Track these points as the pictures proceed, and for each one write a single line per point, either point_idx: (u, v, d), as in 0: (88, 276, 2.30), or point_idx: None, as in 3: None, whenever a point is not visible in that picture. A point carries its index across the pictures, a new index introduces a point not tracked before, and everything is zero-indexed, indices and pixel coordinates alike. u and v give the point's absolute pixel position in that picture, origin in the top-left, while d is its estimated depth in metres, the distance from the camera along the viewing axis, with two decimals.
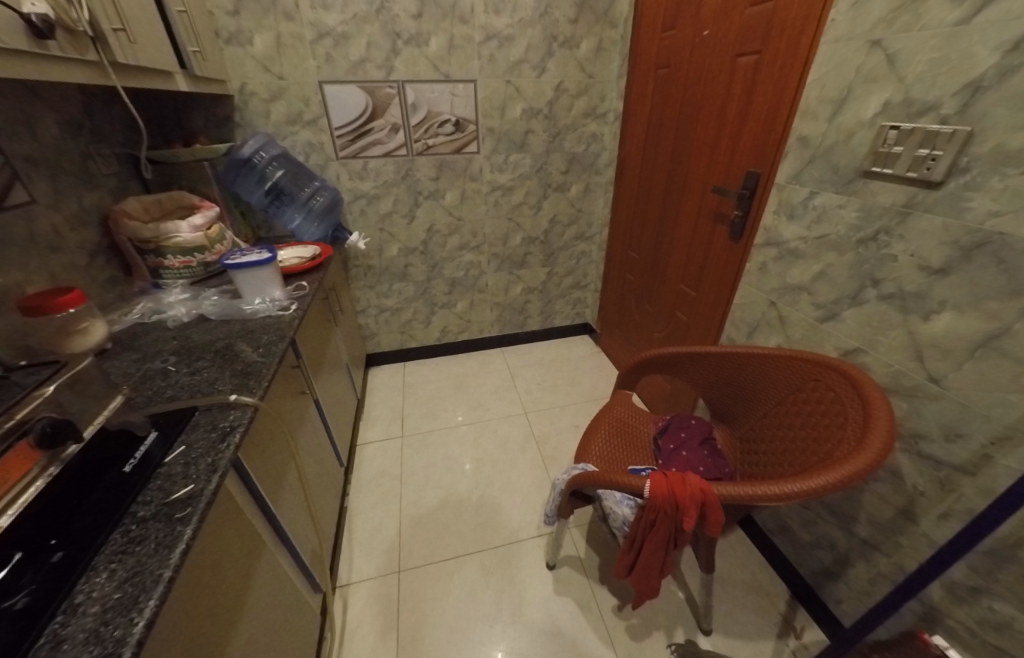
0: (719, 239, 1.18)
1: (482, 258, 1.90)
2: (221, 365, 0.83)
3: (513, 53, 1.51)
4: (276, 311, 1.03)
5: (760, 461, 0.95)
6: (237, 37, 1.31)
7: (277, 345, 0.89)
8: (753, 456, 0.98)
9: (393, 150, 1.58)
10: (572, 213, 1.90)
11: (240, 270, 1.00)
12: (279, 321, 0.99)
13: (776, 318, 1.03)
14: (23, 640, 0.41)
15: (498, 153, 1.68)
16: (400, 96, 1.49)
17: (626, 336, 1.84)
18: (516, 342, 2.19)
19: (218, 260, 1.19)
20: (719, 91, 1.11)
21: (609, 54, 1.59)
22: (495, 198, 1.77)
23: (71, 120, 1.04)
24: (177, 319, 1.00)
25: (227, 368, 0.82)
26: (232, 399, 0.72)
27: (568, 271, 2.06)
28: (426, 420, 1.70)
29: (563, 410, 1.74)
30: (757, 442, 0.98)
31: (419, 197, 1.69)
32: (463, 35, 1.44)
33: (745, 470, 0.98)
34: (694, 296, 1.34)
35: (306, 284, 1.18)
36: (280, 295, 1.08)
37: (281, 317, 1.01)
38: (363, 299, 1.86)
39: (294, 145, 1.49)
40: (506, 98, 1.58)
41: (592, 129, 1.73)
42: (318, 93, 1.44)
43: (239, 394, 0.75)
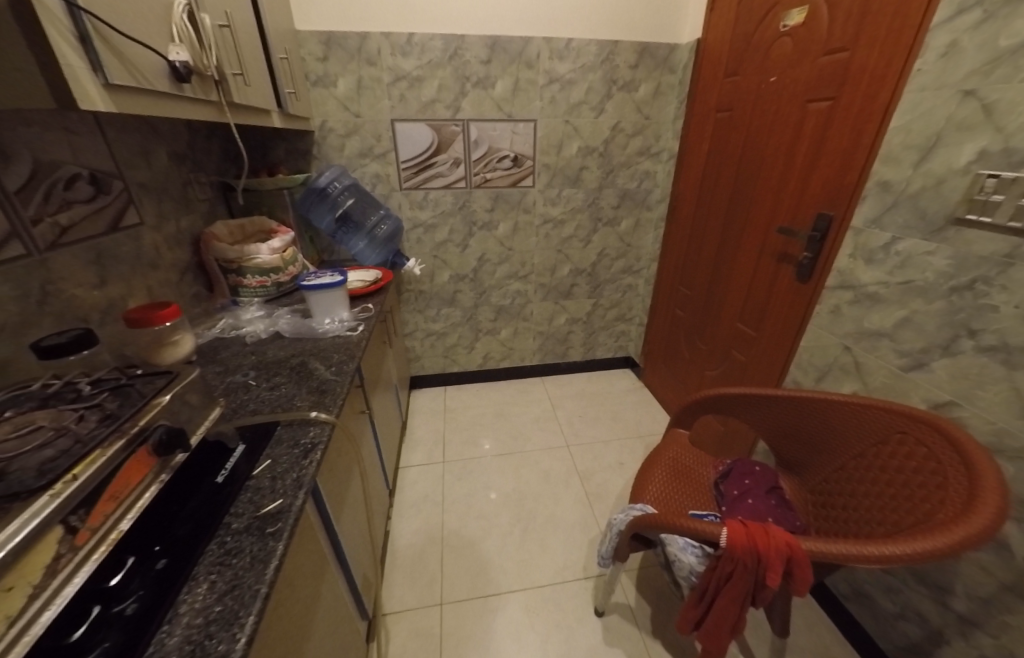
0: (784, 280, 1.16)
1: (529, 287, 1.93)
2: (297, 381, 0.83)
3: (574, 95, 1.58)
4: (344, 331, 1.06)
5: (840, 516, 0.87)
6: (323, 80, 1.44)
7: (349, 364, 0.90)
8: (835, 509, 0.90)
9: (453, 183, 1.66)
10: (621, 247, 1.92)
11: (314, 291, 1.05)
12: (347, 340, 1.02)
13: (851, 363, 0.98)
14: (131, 652, 0.40)
15: (552, 188, 1.73)
16: (464, 134, 1.59)
17: (675, 374, 1.79)
18: (557, 372, 2.18)
19: (290, 280, 1.26)
20: (787, 135, 1.12)
21: (667, 97, 1.65)
22: (546, 231, 1.82)
23: (178, 151, 1.16)
24: (255, 336, 1.03)
25: (303, 385, 0.82)
26: (313, 415, 0.71)
27: (614, 304, 2.06)
28: (467, 446, 1.69)
29: (607, 445, 1.69)
30: (838, 495, 0.90)
31: (473, 227, 1.75)
32: (528, 79, 1.53)
33: (824, 524, 0.90)
34: (754, 337, 1.30)
35: (371, 306, 1.22)
36: (348, 316, 1.12)
37: (349, 336, 1.04)
38: (411, 322, 1.91)
39: (363, 176, 1.60)
40: (564, 136, 1.65)
41: (645, 167, 1.76)
42: (389, 130, 1.54)
43: (318, 411, 0.74)
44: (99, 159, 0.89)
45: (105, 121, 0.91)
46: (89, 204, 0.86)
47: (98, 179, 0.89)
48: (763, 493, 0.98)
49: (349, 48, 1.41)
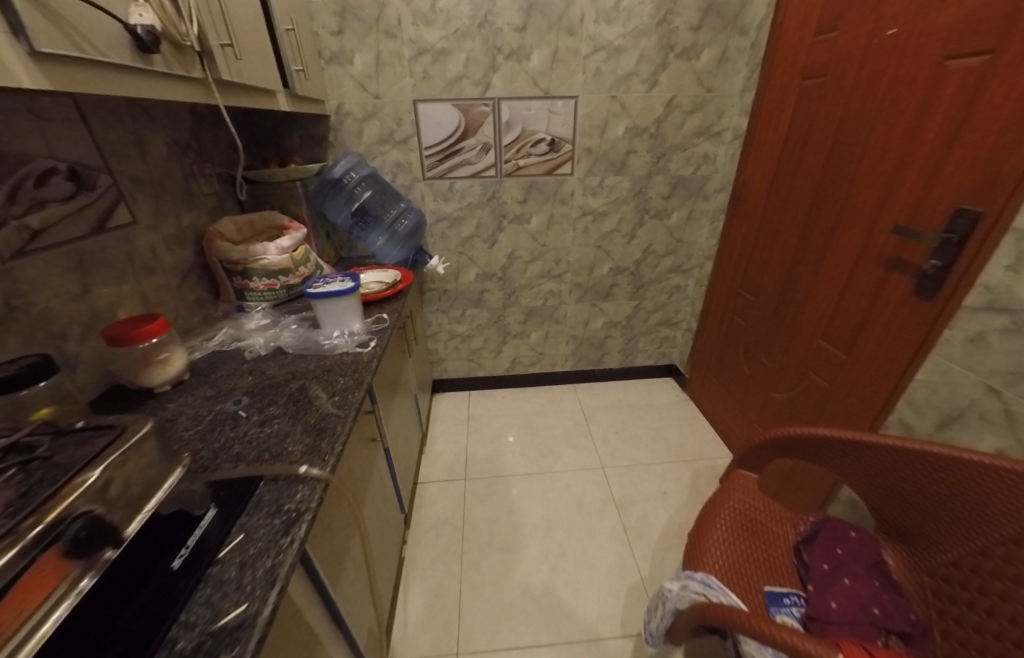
0: (894, 293, 0.92)
1: (563, 287, 1.74)
2: (292, 416, 0.69)
3: (622, 66, 1.36)
4: (354, 347, 0.91)
5: (987, 624, 0.66)
6: (339, 57, 1.30)
7: (354, 392, 0.75)
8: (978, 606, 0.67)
9: (481, 171, 1.48)
10: (670, 243, 1.69)
11: (321, 300, 0.92)
12: (357, 357, 0.87)
13: (999, 411, 0.74)
14: None
15: (593, 175, 1.53)
16: (494, 114, 1.40)
17: (731, 391, 1.57)
18: (591, 379, 1.99)
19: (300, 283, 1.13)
20: (907, 106, 0.87)
21: (734, 65, 1.40)
22: (584, 224, 1.61)
23: (179, 140, 1.04)
24: (255, 350, 0.91)
25: (298, 421, 0.68)
26: (302, 471, 0.56)
27: (658, 306, 1.84)
28: (492, 462, 1.55)
29: (648, 469, 1.50)
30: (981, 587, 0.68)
31: (503, 221, 1.58)
32: (569, 47, 1.32)
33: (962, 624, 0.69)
34: (843, 359, 1.07)
35: (386, 316, 1.07)
36: (361, 326, 0.98)
37: (359, 354, 0.89)
38: (434, 324, 1.78)
39: (383, 165, 1.45)
40: (609, 115, 1.43)
41: (703, 149, 1.52)
42: (411, 112, 1.38)
43: (310, 464, 0.59)
44: (80, 151, 0.77)
45: (89, 107, 0.79)
46: (68, 203, 0.74)
47: (80, 174, 0.77)
48: (863, 571, 0.78)
49: (366, 18, 1.25)
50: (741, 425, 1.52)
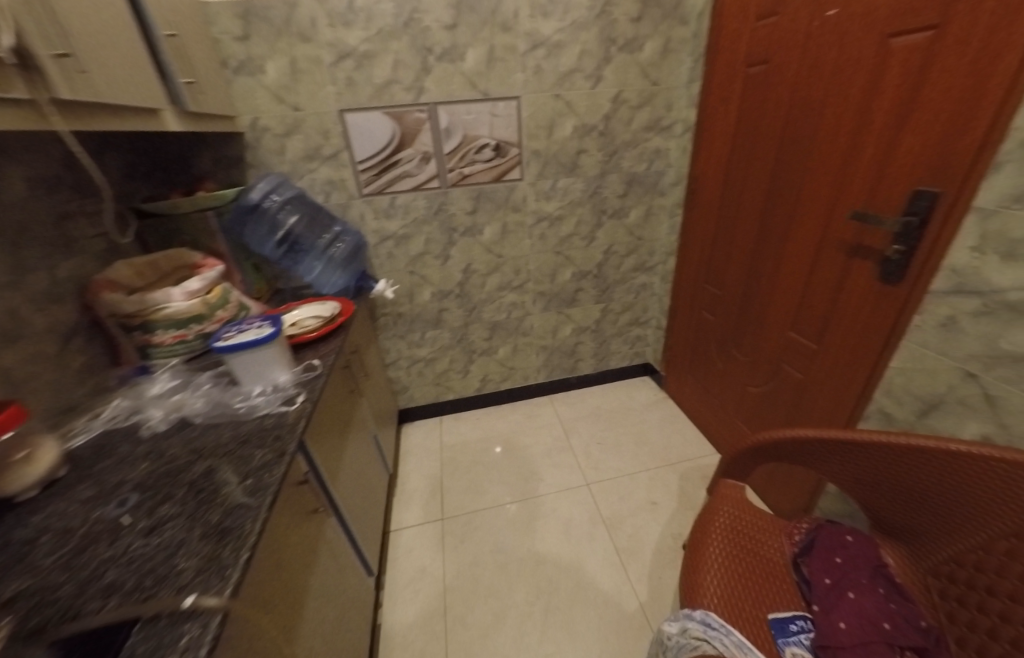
0: (857, 280, 0.87)
1: (526, 297, 1.66)
2: (190, 517, 0.59)
3: (563, 62, 1.29)
4: (278, 406, 0.82)
5: (1002, 631, 0.59)
6: (247, 66, 1.14)
7: (272, 470, 0.66)
8: (986, 622, 0.61)
9: (424, 183, 1.37)
10: (631, 242, 1.64)
11: (236, 354, 0.83)
12: (280, 420, 0.78)
13: (979, 397, 0.69)
14: None
15: (544, 179, 1.45)
16: (432, 121, 1.29)
17: (710, 388, 1.52)
18: (566, 388, 1.92)
19: (219, 329, 0.99)
20: (856, 84, 0.82)
21: (678, 55, 1.36)
22: (541, 231, 1.53)
23: (46, 175, 0.86)
24: (153, 427, 0.79)
25: (197, 524, 0.58)
26: (189, 605, 0.46)
27: (626, 307, 1.79)
28: (470, 496, 1.45)
29: (633, 479, 1.44)
30: (986, 599, 0.62)
31: (454, 234, 1.47)
32: (506, 45, 1.24)
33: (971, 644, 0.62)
34: (815, 350, 1.02)
35: (318, 361, 0.97)
36: (288, 375, 0.90)
37: (284, 414, 0.79)
38: (393, 351, 1.65)
39: (313, 184, 1.31)
40: (555, 114, 1.36)
41: (654, 144, 1.48)
42: (338, 123, 1.24)
43: (201, 589, 0.48)
44: None
45: None
46: None
47: None
48: (866, 581, 0.71)
49: (274, 21, 1.10)
50: (723, 423, 1.47)
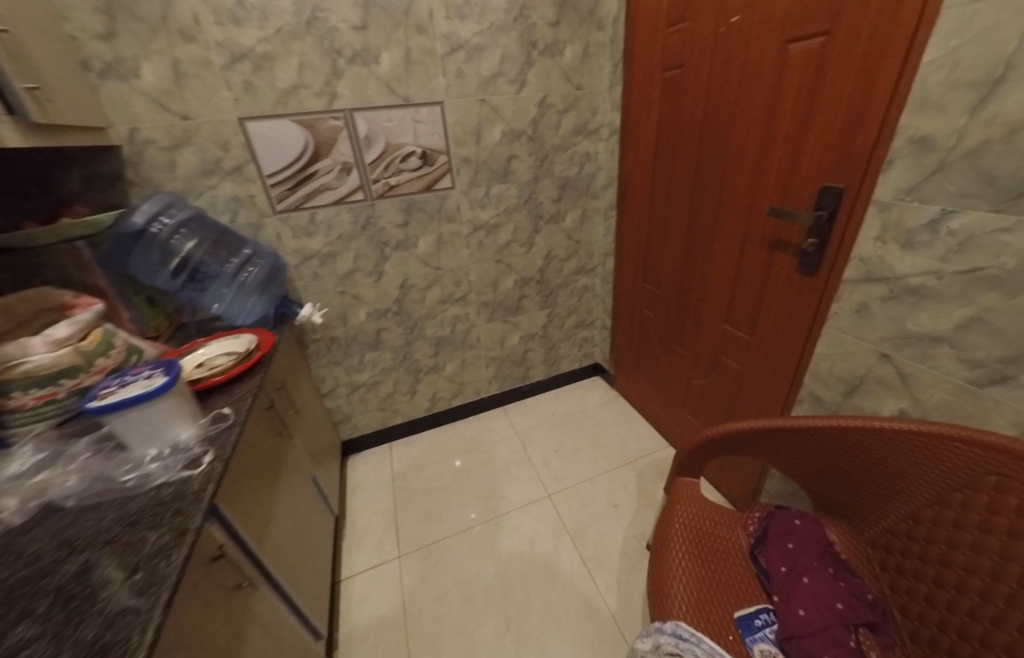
0: (780, 272, 0.92)
1: (470, 309, 1.60)
2: (54, 639, 0.46)
3: (485, 67, 1.26)
4: (179, 471, 0.69)
5: (937, 595, 0.63)
6: (117, 68, 0.97)
7: (170, 557, 0.54)
8: (922, 587, 0.66)
9: (346, 196, 1.26)
10: (570, 245, 1.65)
11: (117, 415, 0.69)
12: (182, 488, 0.65)
13: (894, 375, 0.74)
14: None
15: (477, 187, 1.40)
16: (349, 129, 1.19)
17: (657, 384, 1.56)
18: (519, 397, 1.89)
19: (100, 380, 0.83)
20: (763, 87, 0.87)
21: (598, 60, 1.38)
22: (478, 240, 1.48)
23: None
24: (6, 520, 0.63)
25: (63, 647, 0.45)
26: None
27: (571, 310, 1.79)
28: (428, 526, 1.36)
29: (593, 484, 1.44)
30: (919, 565, 0.66)
31: (385, 249, 1.37)
32: (423, 48, 1.17)
33: (912, 609, 0.66)
34: (749, 341, 1.07)
35: (230, 408, 0.85)
36: (192, 431, 0.77)
37: (188, 480, 0.67)
38: (330, 379, 1.51)
39: (214, 202, 1.15)
40: (482, 120, 1.32)
41: (584, 148, 1.49)
42: (239, 133, 1.10)
43: None
44: None
45: None
46: None
47: None
48: (817, 563, 0.74)
49: (146, 16, 0.95)
50: (673, 417, 1.51)
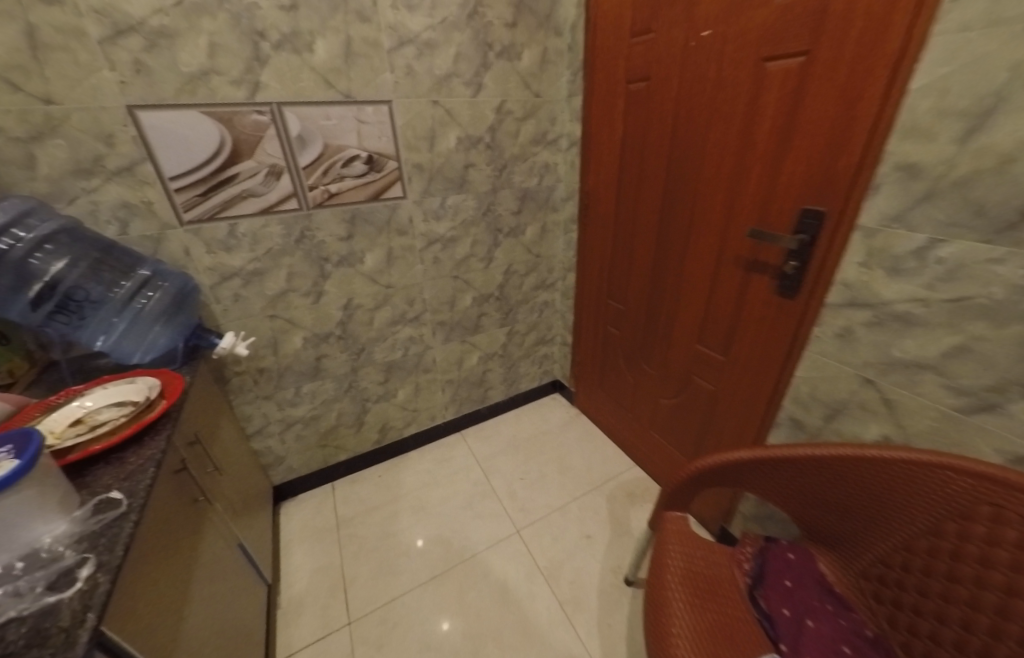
0: (757, 294, 0.90)
1: (424, 330, 1.45)
2: None
3: (438, 65, 1.14)
4: (37, 600, 0.48)
5: (942, 632, 0.62)
6: None
7: None
8: (924, 622, 0.64)
9: (275, 205, 1.07)
10: (530, 259, 1.57)
11: None
12: (40, 628, 0.46)
13: (878, 401, 0.74)
14: None
15: (431, 196, 1.26)
16: (278, 126, 1.00)
17: (623, 403, 1.52)
18: (478, 420, 1.76)
19: None
20: (737, 105, 0.84)
21: (555, 67, 1.32)
22: (434, 254, 1.35)
23: None
24: None
25: None
26: None
27: (531, 327, 1.71)
28: (383, 581, 1.19)
29: (563, 514, 1.35)
30: (919, 598, 0.65)
31: (326, 266, 1.19)
32: (365, 38, 1.03)
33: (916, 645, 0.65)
34: (723, 362, 1.05)
35: (124, 492, 0.63)
36: (61, 529, 0.55)
37: (50, 614, 0.47)
38: (257, 417, 1.28)
39: (95, 210, 0.90)
40: (436, 124, 1.19)
41: (543, 158, 1.42)
42: (127, 124, 0.87)
43: None
44: None
45: None
46: None
47: None
48: (817, 602, 0.73)
49: None
50: (639, 437, 1.48)
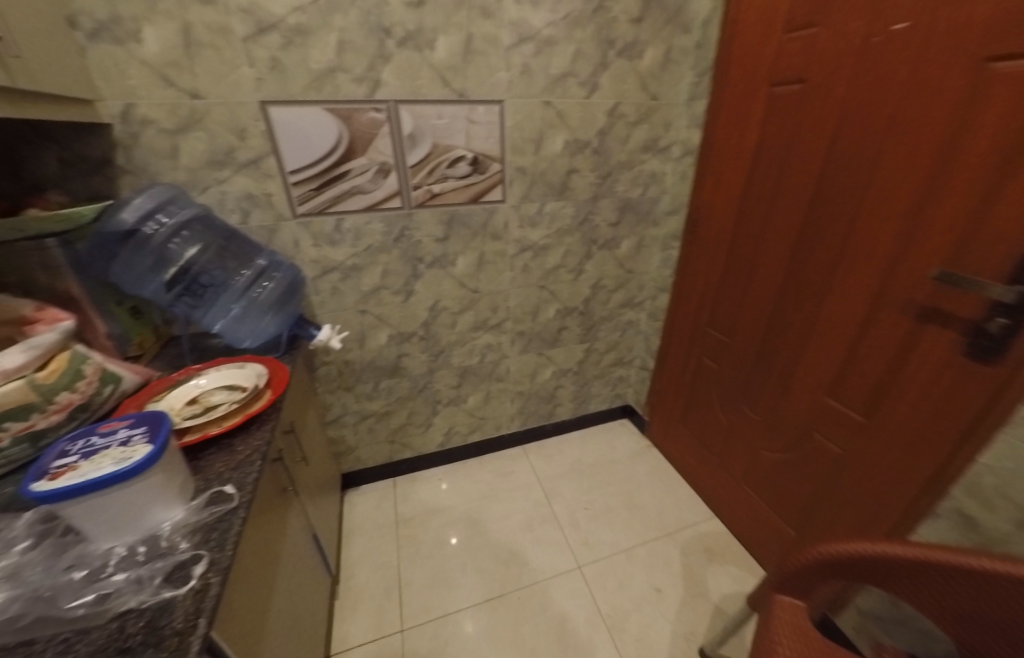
0: (929, 351, 0.74)
1: (503, 338, 1.40)
2: None
3: (554, 64, 1.07)
4: (156, 593, 0.47)
5: None
6: (112, 29, 0.77)
7: None
8: None
9: (380, 202, 1.07)
10: (622, 275, 1.45)
11: (70, 504, 0.48)
12: (157, 626, 0.44)
13: None
14: None
15: (530, 202, 1.20)
16: (392, 123, 1.00)
17: (708, 444, 1.37)
18: (542, 436, 1.69)
19: (62, 424, 0.64)
20: (935, 115, 0.68)
21: (679, 67, 1.19)
22: (523, 262, 1.29)
23: None
24: None
25: None
26: None
27: (611, 346, 1.59)
28: (438, 592, 1.15)
29: (632, 557, 1.23)
30: None
31: (419, 265, 1.18)
32: (485, 35, 0.98)
33: None
34: (862, 423, 0.88)
35: (235, 484, 0.62)
36: (178, 519, 0.55)
37: (166, 612, 0.45)
38: (337, 407, 1.31)
39: (224, 199, 0.95)
40: (545, 126, 1.12)
41: (651, 167, 1.30)
42: (260, 118, 0.91)
43: None
44: None
45: None
46: None
47: None
48: None
49: None
50: (723, 484, 1.32)
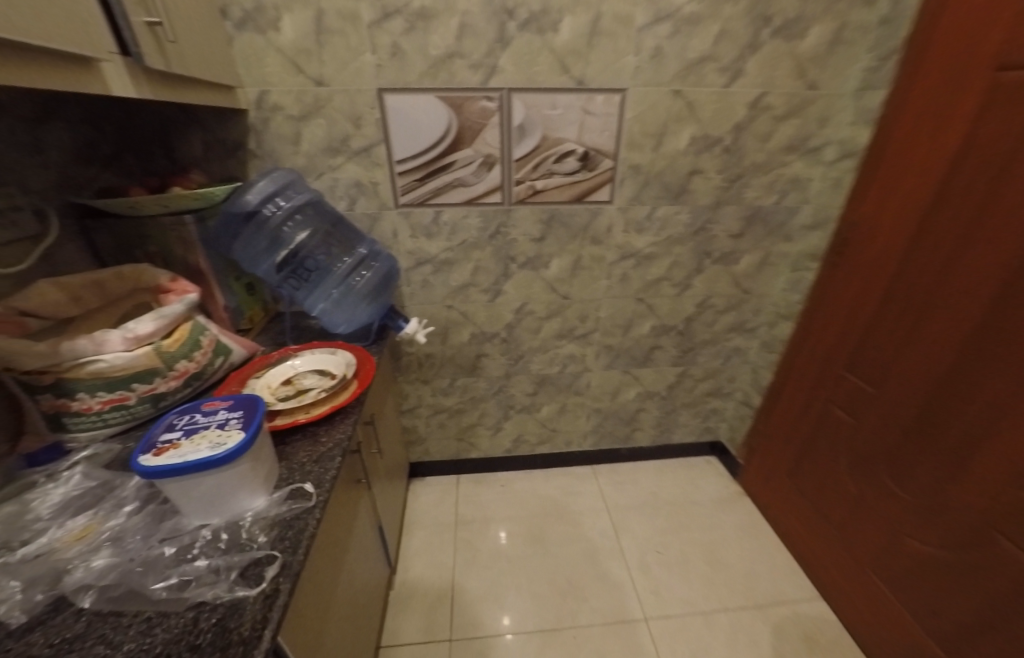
0: None
1: (588, 350, 1.29)
2: None
3: (693, 47, 0.92)
4: (229, 588, 0.46)
5: None
6: (256, 18, 0.81)
7: None
8: None
9: (480, 196, 1.02)
10: (735, 295, 1.25)
11: (168, 480, 0.49)
12: (226, 628, 0.43)
13: None
14: None
15: (639, 205, 1.07)
16: (502, 113, 0.93)
17: (825, 512, 1.13)
18: (614, 459, 1.56)
19: (178, 389, 0.68)
20: None
21: (852, 49, 0.96)
22: (623, 271, 1.16)
23: None
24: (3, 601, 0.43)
25: None
26: None
27: (709, 373, 1.40)
28: (490, 609, 1.10)
29: (710, 624, 1.06)
30: None
31: (511, 264, 1.12)
32: (617, 14, 0.87)
33: None
34: None
35: (314, 480, 0.61)
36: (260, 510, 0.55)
37: (236, 612, 0.44)
38: (413, 398, 1.32)
39: (335, 186, 0.98)
40: (670, 120, 0.98)
41: (793, 171, 1.09)
42: (375, 106, 0.90)
43: None
44: None
45: None
46: None
47: None
48: None
49: None
50: (841, 566, 1.08)
